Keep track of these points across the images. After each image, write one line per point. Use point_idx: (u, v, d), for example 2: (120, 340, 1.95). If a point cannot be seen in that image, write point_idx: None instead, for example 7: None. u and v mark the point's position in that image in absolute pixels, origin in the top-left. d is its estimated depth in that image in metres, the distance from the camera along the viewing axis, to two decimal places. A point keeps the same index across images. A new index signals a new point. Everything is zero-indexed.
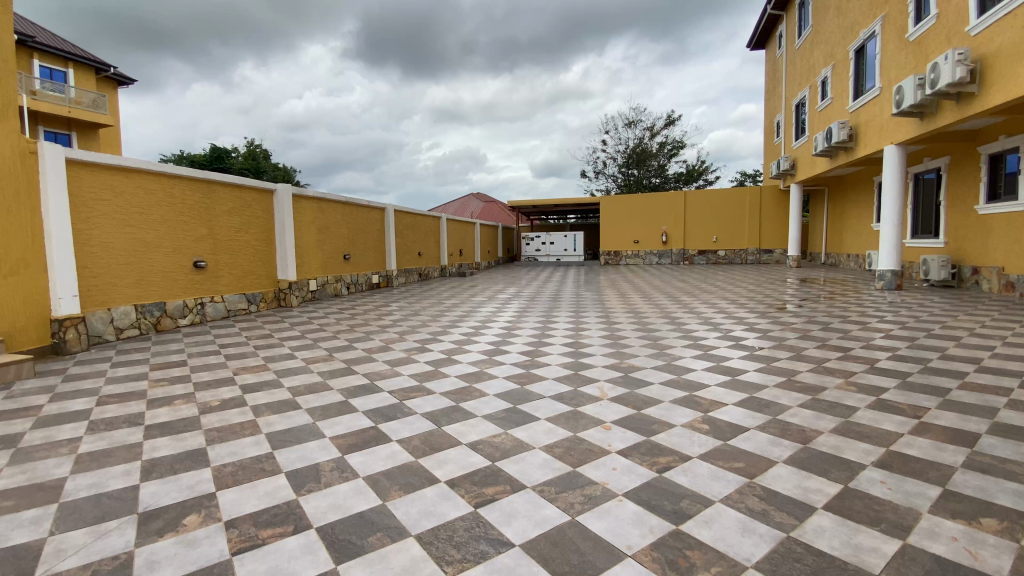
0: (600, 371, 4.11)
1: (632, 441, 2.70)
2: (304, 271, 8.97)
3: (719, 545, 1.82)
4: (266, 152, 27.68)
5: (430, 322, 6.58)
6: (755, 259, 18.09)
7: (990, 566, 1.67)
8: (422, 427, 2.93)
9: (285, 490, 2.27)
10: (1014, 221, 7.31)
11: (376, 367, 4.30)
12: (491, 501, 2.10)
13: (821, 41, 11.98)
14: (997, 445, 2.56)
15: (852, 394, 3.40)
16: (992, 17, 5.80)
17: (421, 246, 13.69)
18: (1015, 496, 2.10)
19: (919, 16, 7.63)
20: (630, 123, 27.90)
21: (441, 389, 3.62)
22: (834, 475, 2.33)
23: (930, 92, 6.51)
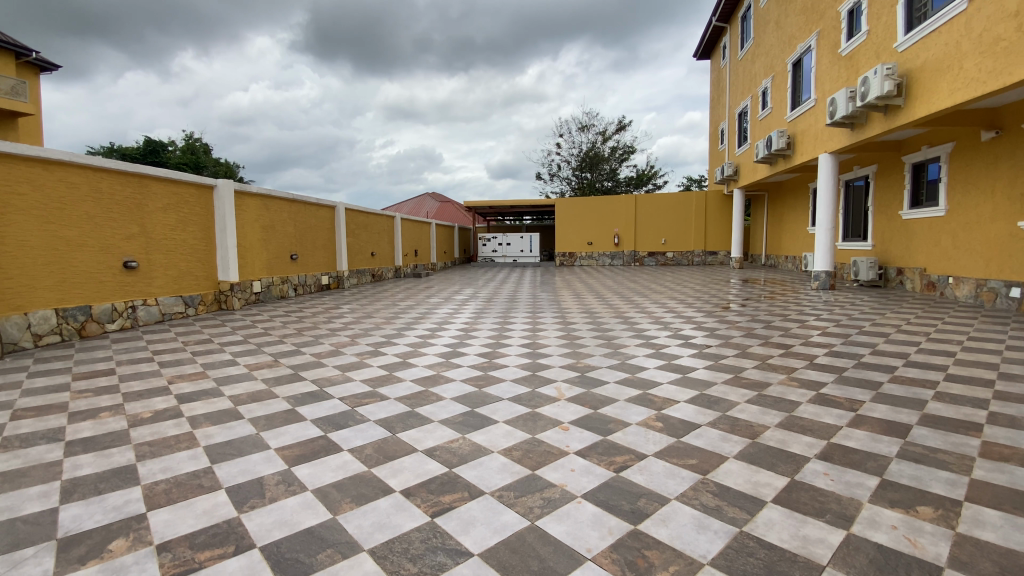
0: (556, 371, 4.11)
1: (589, 441, 2.71)
2: (246, 272, 8.51)
3: (677, 543, 1.84)
4: (207, 146, 26.13)
5: (384, 324, 6.40)
6: (701, 260, 18.79)
7: (929, 554, 1.77)
8: (375, 434, 2.82)
9: (225, 508, 2.12)
10: (934, 225, 7.93)
11: (325, 373, 4.12)
12: (448, 509, 2.03)
13: (761, 54, 12.62)
14: (926, 436, 2.75)
15: (795, 389, 3.56)
16: (917, 35, 6.27)
17: (374, 246, 13.35)
18: (946, 484, 2.25)
19: (850, 33, 8.18)
20: (584, 127, 28.45)
21: (395, 394, 3.51)
22: (781, 468, 2.42)
23: (861, 104, 6.97)
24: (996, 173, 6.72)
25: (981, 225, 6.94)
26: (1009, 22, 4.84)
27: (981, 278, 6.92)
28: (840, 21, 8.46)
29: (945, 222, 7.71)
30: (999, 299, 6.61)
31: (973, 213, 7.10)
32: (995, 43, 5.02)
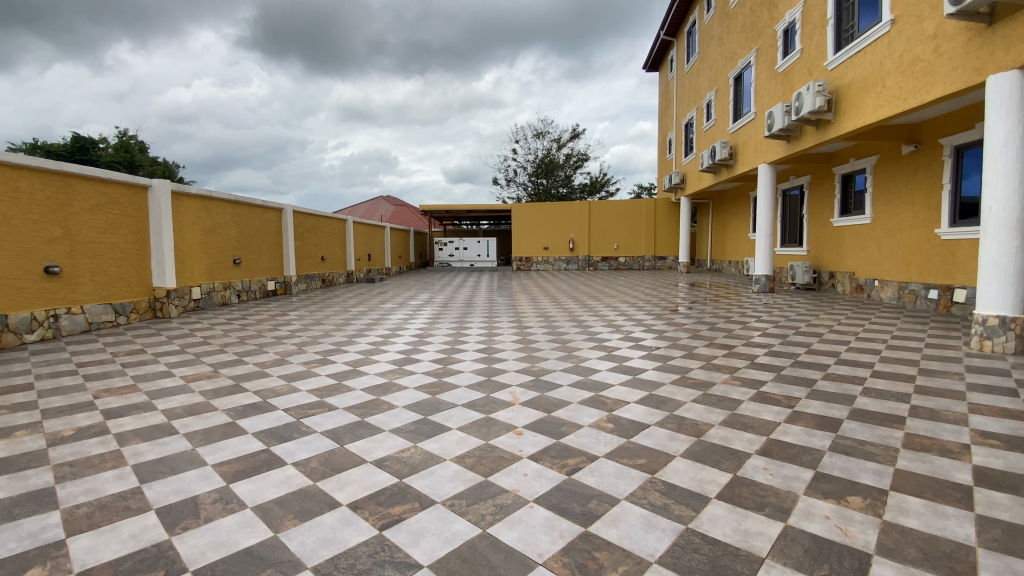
0: (511, 376, 4.11)
1: (542, 445, 2.72)
2: (184, 277, 8.04)
3: (626, 543, 1.87)
4: (143, 144, 24.53)
5: (334, 331, 6.20)
6: (651, 265, 19.37)
7: (858, 542, 1.88)
8: (322, 446, 2.72)
9: (154, 530, 1.97)
10: (862, 232, 8.52)
11: (269, 384, 3.93)
12: (397, 521, 1.98)
13: (705, 68, 13.21)
14: (855, 429, 2.93)
15: (737, 388, 3.72)
16: (845, 55, 6.74)
17: (324, 250, 12.94)
18: (873, 474, 2.41)
19: (786, 51, 8.71)
20: (539, 134, 28.84)
21: (344, 404, 3.40)
22: (725, 464, 2.51)
23: (796, 118, 7.40)
24: (915, 184, 7.29)
25: (903, 232, 7.51)
26: (927, 43, 5.26)
27: (903, 281, 7.50)
28: (776, 40, 8.98)
29: (871, 229, 8.30)
30: (919, 300, 7.17)
31: (896, 221, 7.68)
32: (915, 63, 5.45)
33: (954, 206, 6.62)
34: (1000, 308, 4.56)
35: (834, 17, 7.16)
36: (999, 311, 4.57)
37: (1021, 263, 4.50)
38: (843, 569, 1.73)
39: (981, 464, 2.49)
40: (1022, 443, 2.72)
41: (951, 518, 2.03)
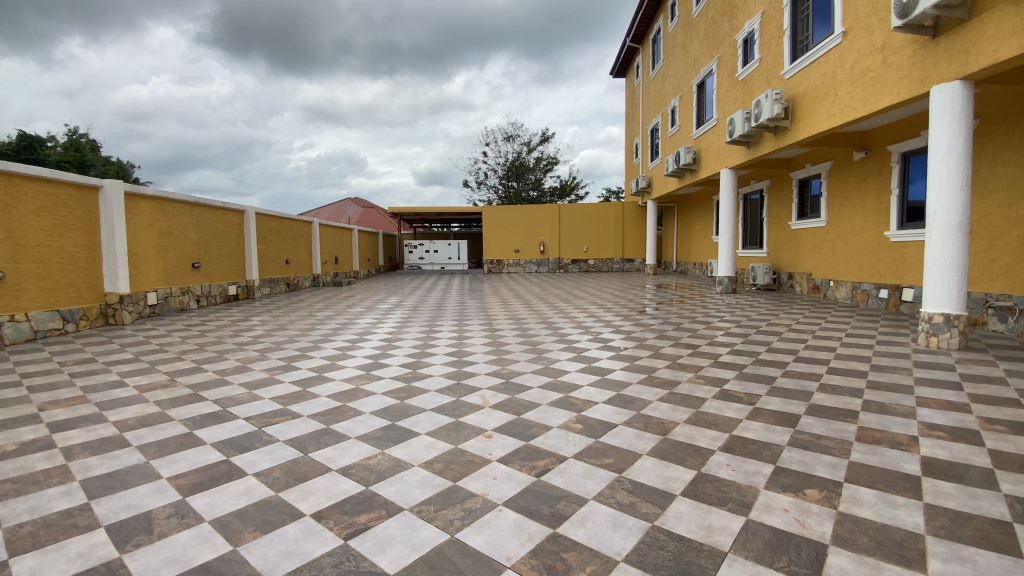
0: (481, 379, 4.09)
1: (512, 448, 2.71)
2: (139, 282, 7.69)
3: (594, 542, 1.88)
4: (95, 142, 23.35)
5: (299, 336, 6.04)
6: (620, 267, 19.66)
7: (815, 533, 1.95)
8: (285, 455, 2.65)
9: (104, 548, 1.87)
10: (818, 234, 8.88)
11: (229, 392, 3.79)
12: (363, 530, 1.94)
13: (670, 75, 13.53)
14: (812, 424, 3.05)
15: (701, 387, 3.81)
16: (800, 65, 7.03)
17: (289, 253, 12.62)
18: (829, 467, 2.51)
19: (745, 59, 9.01)
20: (509, 137, 28.95)
21: (309, 411, 3.31)
22: (689, 461, 2.57)
23: (756, 125, 7.67)
24: (866, 189, 7.64)
25: (856, 235, 7.85)
26: (876, 55, 5.53)
27: (856, 281, 7.85)
28: (736, 49, 9.29)
29: (826, 232, 8.66)
30: (870, 300, 7.52)
31: (849, 224, 8.03)
32: (865, 73, 5.72)
33: (902, 210, 6.98)
34: (944, 307, 4.83)
35: (789, 29, 7.47)
36: (944, 310, 4.84)
37: (962, 264, 4.77)
38: (801, 560, 1.79)
39: (928, 454, 2.63)
40: (964, 433, 2.89)
41: (902, 508, 2.13)
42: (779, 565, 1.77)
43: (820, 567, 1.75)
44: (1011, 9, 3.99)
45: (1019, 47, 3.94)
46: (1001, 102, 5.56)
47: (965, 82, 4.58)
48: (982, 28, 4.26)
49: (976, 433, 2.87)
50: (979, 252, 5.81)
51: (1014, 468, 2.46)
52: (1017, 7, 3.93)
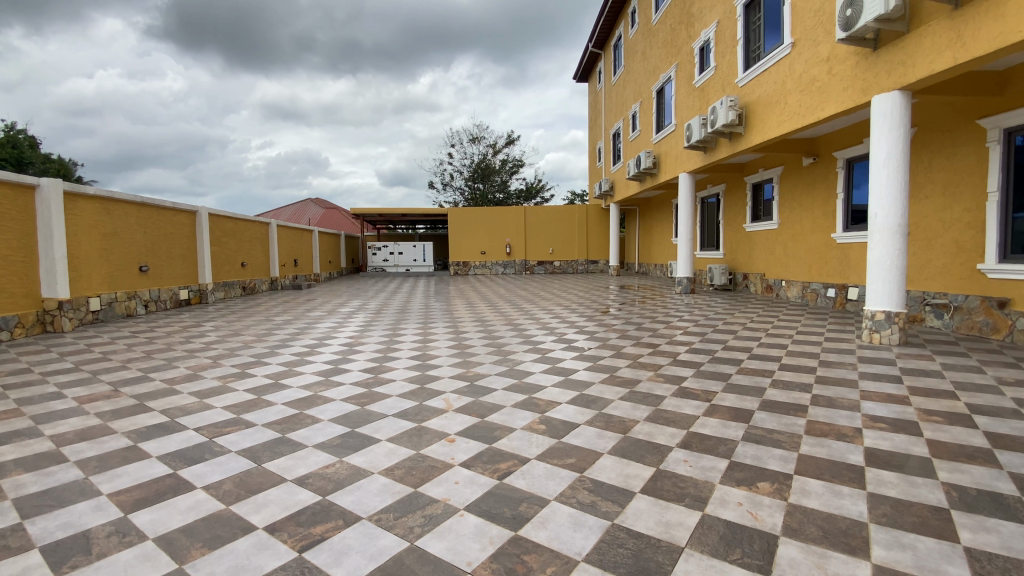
0: (445, 382, 4.04)
1: (475, 451, 2.69)
2: (80, 287, 7.25)
3: (554, 543, 1.89)
4: (32, 137, 21.81)
5: (255, 342, 5.83)
6: (585, 269, 19.91)
7: (767, 525, 2.02)
8: (238, 466, 2.54)
9: (35, 572, 1.74)
10: (770, 236, 9.25)
11: (178, 402, 3.62)
12: (319, 541, 1.88)
13: (630, 81, 13.81)
14: (765, 419, 3.17)
15: (661, 384, 3.91)
16: (753, 74, 7.32)
17: (245, 255, 12.17)
18: (781, 460, 2.60)
19: (702, 67, 9.29)
20: (475, 139, 28.92)
21: (264, 420, 3.20)
22: (648, 459, 2.62)
23: (711, 130, 7.92)
24: (815, 194, 8.02)
25: (806, 237, 8.22)
26: (822, 65, 5.81)
27: (806, 281, 8.21)
28: (693, 57, 9.57)
29: (778, 234, 9.03)
30: (819, 298, 7.89)
31: (799, 226, 8.40)
32: (813, 82, 6.00)
33: (847, 213, 7.35)
34: (886, 305, 5.11)
35: (743, 39, 7.76)
36: (885, 307, 5.12)
37: (901, 264, 5.06)
38: (754, 552, 1.85)
39: (871, 445, 2.77)
40: (903, 424, 3.06)
41: (847, 497, 2.24)
42: (733, 557, 1.82)
43: (772, 558, 1.81)
44: (945, 23, 4.27)
45: (953, 59, 4.22)
46: (935, 113, 5.94)
47: (904, 92, 4.87)
48: (919, 41, 4.53)
49: (915, 424, 3.06)
50: (917, 253, 6.17)
51: (948, 456, 2.62)
52: (951, 22, 4.21)
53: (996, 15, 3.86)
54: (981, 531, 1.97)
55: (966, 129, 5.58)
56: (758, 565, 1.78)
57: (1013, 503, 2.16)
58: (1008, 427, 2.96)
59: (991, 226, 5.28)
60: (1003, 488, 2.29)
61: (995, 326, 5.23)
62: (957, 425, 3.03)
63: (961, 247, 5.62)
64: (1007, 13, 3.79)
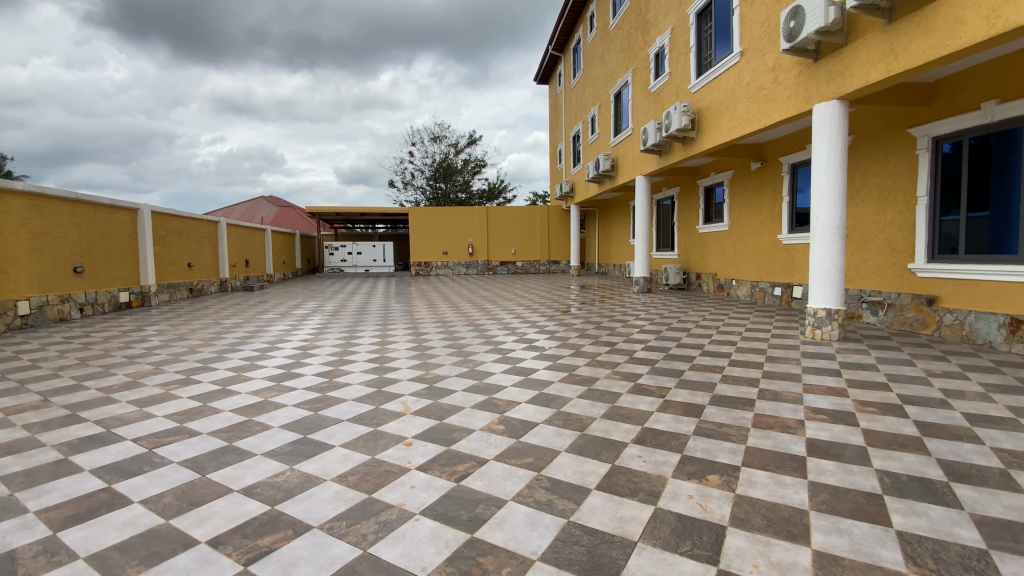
0: (403, 385, 3.97)
1: (432, 454, 2.67)
2: (6, 289, 6.72)
3: (510, 544, 1.89)
4: None
5: (202, 347, 5.56)
6: (546, 269, 20.10)
7: (715, 516, 2.10)
8: (180, 478, 2.42)
9: None
10: (722, 238, 9.61)
11: (116, 411, 3.41)
12: (266, 553, 1.81)
13: (589, 84, 14.02)
14: (715, 413, 3.28)
15: (618, 382, 3.99)
16: (704, 80, 7.58)
17: (192, 256, 11.60)
18: (729, 453, 2.70)
19: (657, 72, 9.55)
20: (436, 138, 28.68)
21: (211, 429, 3.06)
22: (604, 455, 2.67)
23: (666, 135, 8.16)
24: (762, 197, 8.39)
25: (754, 238, 8.58)
26: (768, 74, 6.08)
27: (755, 280, 8.58)
28: (649, 63, 9.81)
29: (728, 236, 9.39)
30: (767, 297, 8.25)
31: (748, 228, 8.77)
32: (759, 90, 6.27)
33: (792, 216, 7.72)
34: (826, 302, 5.40)
35: (695, 46, 8.01)
36: (825, 305, 5.41)
37: (839, 264, 5.37)
38: (703, 543, 1.92)
39: (812, 436, 2.92)
40: (842, 415, 3.24)
41: (789, 486, 2.35)
42: (683, 549, 1.88)
43: (720, 548, 1.88)
44: (879, 37, 4.54)
45: (886, 71, 4.50)
46: (871, 122, 6.32)
47: (841, 102, 5.17)
48: (856, 52, 4.81)
49: (852, 415, 3.24)
50: (854, 254, 6.56)
51: (882, 445, 2.80)
52: (885, 35, 4.49)
53: (924, 30, 4.14)
54: (912, 514, 2.11)
55: (898, 137, 5.96)
56: (706, 556, 1.84)
57: (939, 487, 2.33)
58: (935, 416, 3.18)
59: (920, 228, 5.66)
60: (931, 473, 2.46)
61: (924, 322, 5.64)
62: (889, 415, 3.24)
63: (894, 248, 6.01)
64: (934, 28, 4.07)
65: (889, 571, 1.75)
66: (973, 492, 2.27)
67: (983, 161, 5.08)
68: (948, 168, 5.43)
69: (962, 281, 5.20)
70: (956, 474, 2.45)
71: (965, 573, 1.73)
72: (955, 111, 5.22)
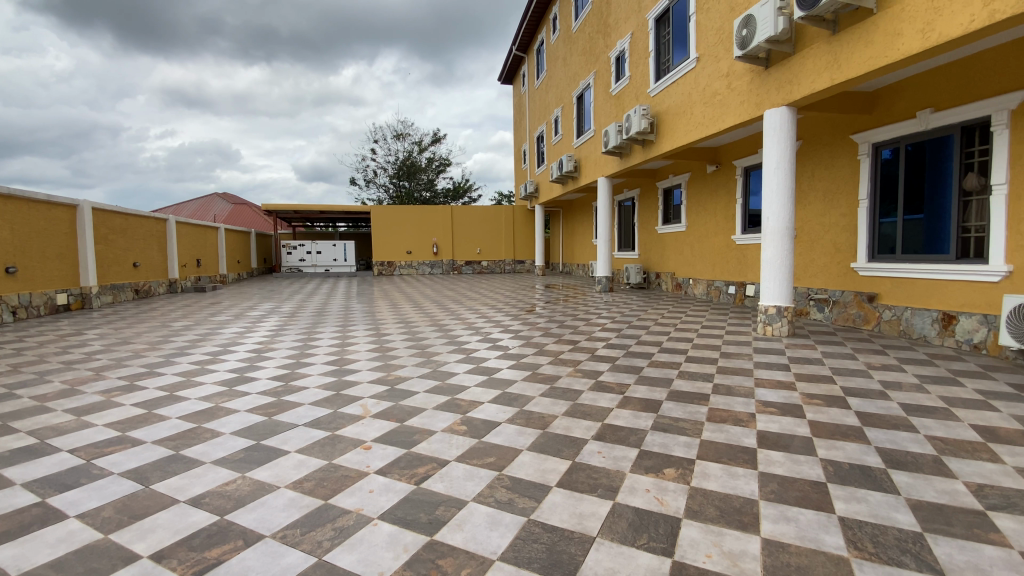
0: (363, 387, 3.89)
1: (391, 457, 2.62)
2: None
3: (470, 545, 1.89)
4: None
5: (148, 351, 5.28)
6: (511, 268, 20.15)
7: (671, 509, 2.16)
8: (122, 490, 2.29)
9: None
10: (679, 238, 9.89)
11: (51, 421, 3.19)
12: (215, 565, 1.74)
13: (552, 85, 14.14)
14: (672, 408, 3.37)
15: (579, 379, 4.04)
16: (662, 85, 7.77)
17: (137, 255, 11.00)
18: (685, 447, 2.78)
19: (618, 76, 9.73)
20: (399, 135, 28.29)
21: (156, 437, 2.91)
22: (565, 453, 2.70)
23: (626, 137, 8.33)
24: (717, 199, 8.68)
25: (710, 239, 8.87)
26: (722, 80, 6.30)
27: (710, 279, 8.87)
28: (610, 66, 9.98)
29: (686, 236, 9.67)
30: (722, 295, 8.55)
31: (704, 229, 9.05)
32: (714, 95, 6.48)
33: (745, 217, 8.02)
34: (777, 300, 5.64)
35: (654, 51, 8.21)
36: (775, 302, 5.65)
37: (788, 263, 5.61)
38: (659, 536, 1.97)
39: (762, 428, 3.05)
40: (790, 408, 3.40)
41: (741, 477, 2.44)
42: (640, 543, 1.92)
43: (675, 540, 1.93)
44: (824, 47, 4.78)
45: (831, 80, 4.74)
46: (817, 128, 6.65)
47: (790, 109, 5.40)
48: (803, 61, 5.04)
49: (800, 407, 3.40)
50: (803, 253, 6.88)
51: (827, 435, 2.94)
52: (830, 45, 4.72)
53: (865, 42, 4.38)
54: (853, 500, 2.23)
55: (841, 143, 6.29)
56: (662, 548, 1.89)
57: (878, 474, 2.47)
58: (875, 407, 3.38)
59: (862, 230, 5.99)
60: (870, 461, 2.61)
61: (865, 317, 5.97)
62: (833, 406, 3.41)
63: (838, 248, 6.34)
64: (874, 40, 4.30)
65: (832, 555, 1.84)
66: (909, 478, 2.42)
67: (918, 166, 5.41)
68: (887, 173, 5.76)
69: (900, 279, 5.53)
70: (894, 461, 2.61)
71: (901, 554, 1.84)
72: (893, 119, 5.54)
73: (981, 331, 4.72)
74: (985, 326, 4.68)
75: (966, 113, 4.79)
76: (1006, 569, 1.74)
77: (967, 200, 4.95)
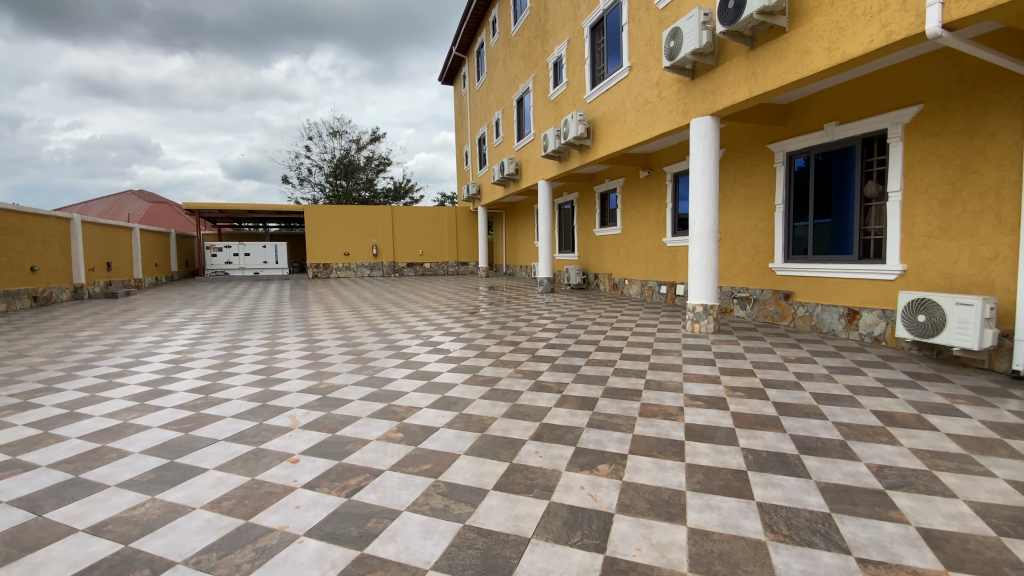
0: (293, 396, 3.71)
1: (320, 470, 2.52)
2: None
3: (402, 556, 1.84)
4: None
5: (45, 364, 4.75)
6: (454, 270, 20.03)
7: (604, 505, 2.21)
8: (7, 521, 2.05)
9: None
10: (616, 240, 10.20)
11: None
12: None
13: (493, 88, 14.17)
14: (607, 405, 3.47)
15: (519, 380, 4.07)
16: (597, 92, 7.99)
17: (35, 258, 9.92)
18: (618, 442, 2.87)
19: (556, 81, 9.90)
20: (335, 132, 27.31)
21: (53, 460, 2.62)
22: (502, 455, 2.70)
23: (564, 142, 8.50)
24: (649, 203, 9.05)
25: (643, 241, 9.24)
26: (653, 89, 6.56)
27: (644, 279, 9.23)
28: (549, 71, 10.14)
29: (621, 238, 10.00)
30: (655, 294, 8.93)
31: (637, 231, 9.41)
32: (645, 104, 6.74)
33: (675, 220, 8.42)
34: (703, 299, 5.94)
35: (589, 58, 8.42)
36: (702, 300, 5.96)
37: (713, 264, 5.93)
38: (592, 532, 2.01)
39: (689, 421, 3.20)
40: (715, 400, 3.60)
41: (670, 470, 2.54)
42: (574, 541, 1.95)
43: (607, 536, 1.98)
44: (744, 61, 5.10)
45: (749, 92, 5.07)
46: (738, 138, 7.08)
47: (713, 118, 5.71)
48: (725, 73, 5.35)
49: (724, 399, 3.61)
50: (727, 255, 7.32)
51: (748, 425, 3.14)
52: (748, 59, 5.04)
53: (779, 58, 4.71)
54: (770, 486, 2.38)
55: (760, 152, 6.73)
56: (594, 544, 1.93)
57: (792, 460, 2.66)
58: (791, 397, 3.64)
59: (778, 233, 6.45)
60: (786, 448, 2.80)
61: (782, 314, 6.43)
62: (754, 398, 3.65)
63: (758, 249, 6.79)
64: (786, 56, 4.65)
65: (751, 540, 1.95)
66: (818, 462, 2.62)
67: (827, 175, 5.87)
68: (800, 180, 6.22)
69: (811, 278, 6.00)
70: (806, 447, 2.82)
71: (812, 535, 1.99)
72: (805, 130, 5.99)
73: (880, 325, 5.21)
74: (883, 320, 5.18)
75: (866, 127, 5.28)
76: (903, 543, 1.92)
77: (868, 205, 5.43)
